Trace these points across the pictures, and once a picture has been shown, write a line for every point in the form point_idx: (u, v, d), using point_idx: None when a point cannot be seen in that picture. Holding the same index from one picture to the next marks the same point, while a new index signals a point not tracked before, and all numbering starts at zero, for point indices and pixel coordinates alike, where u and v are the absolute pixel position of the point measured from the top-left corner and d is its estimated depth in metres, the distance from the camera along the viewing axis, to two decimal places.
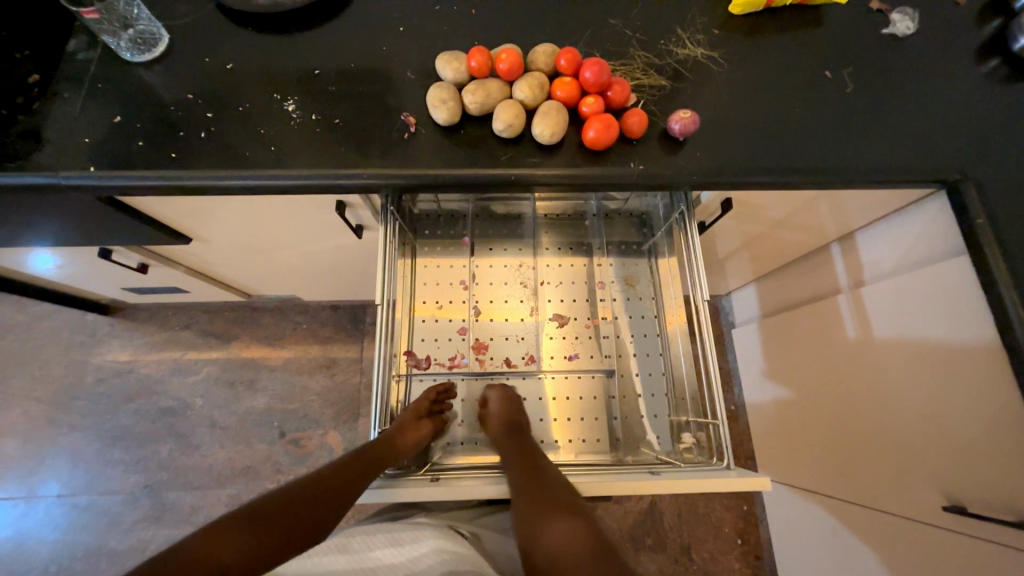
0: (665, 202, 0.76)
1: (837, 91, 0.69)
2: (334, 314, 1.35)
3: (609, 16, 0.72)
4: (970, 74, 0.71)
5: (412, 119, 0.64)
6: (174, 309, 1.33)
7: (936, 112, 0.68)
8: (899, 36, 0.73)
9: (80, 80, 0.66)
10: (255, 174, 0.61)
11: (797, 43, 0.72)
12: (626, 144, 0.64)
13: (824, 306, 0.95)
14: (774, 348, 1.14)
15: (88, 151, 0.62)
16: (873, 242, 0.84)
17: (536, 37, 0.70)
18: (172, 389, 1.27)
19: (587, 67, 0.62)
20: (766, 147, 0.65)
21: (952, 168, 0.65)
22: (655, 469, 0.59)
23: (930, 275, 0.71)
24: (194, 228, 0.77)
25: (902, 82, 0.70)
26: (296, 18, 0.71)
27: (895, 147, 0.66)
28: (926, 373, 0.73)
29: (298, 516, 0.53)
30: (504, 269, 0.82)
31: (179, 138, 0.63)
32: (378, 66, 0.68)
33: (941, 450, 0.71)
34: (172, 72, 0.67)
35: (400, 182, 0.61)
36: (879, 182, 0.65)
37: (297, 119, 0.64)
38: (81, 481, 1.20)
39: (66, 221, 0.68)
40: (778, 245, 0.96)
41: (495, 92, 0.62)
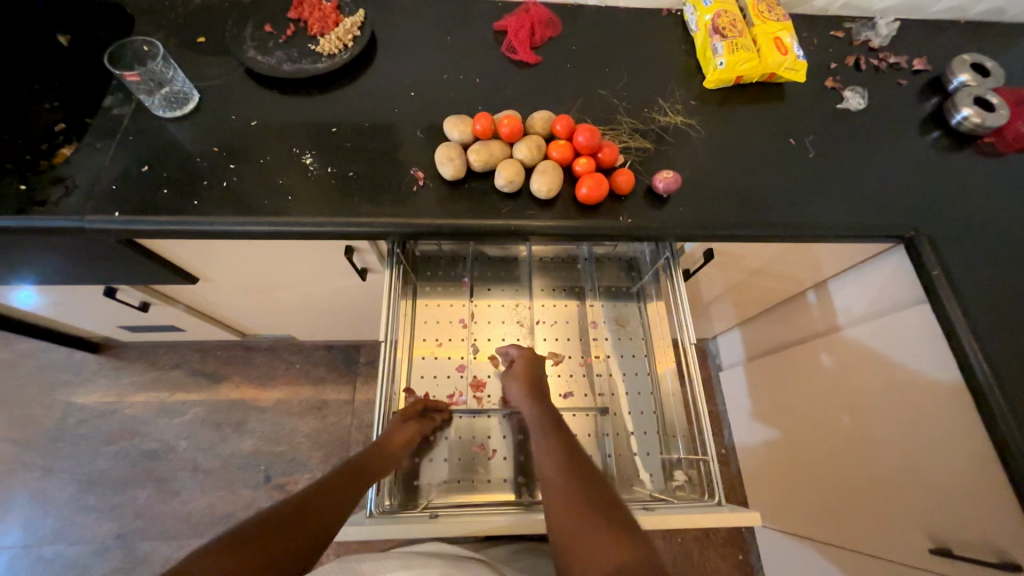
0: (651, 250, 0.82)
1: (801, 156, 0.78)
2: (328, 354, 1.35)
3: (599, 88, 0.81)
4: (916, 143, 0.80)
5: (420, 173, 0.70)
6: (166, 348, 1.32)
7: (890, 176, 0.77)
8: (852, 110, 0.83)
9: (111, 132, 0.71)
10: (274, 219, 0.65)
11: (764, 113, 0.81)
12: (615, 200, 0.71)
13: (804, 347, 1.00)
14: (760, 390, 1.17)
15: (115, 196, 0.66)
16: (843, 289, 0.91)
17: (533, 104, 0.79)
18: (157, 430, 1.24)
19: (580, 132, 0.69)
20: (742, 203, 0.72)
21: (907, 224, 0.73)
22: (649, 506, 0.61)
23: (896, 319, 0.77)
24: (204, 268, 0.80)
25: (858, 149, 0.79)
26: (317, 82, 0.78)
27: (855, 205, 0.74)
28: (902, 415, 0.77)
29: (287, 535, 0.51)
30: (500, 308, 0.85)
31: (202, 186, 0.67)
32: (391, 125, 0.75)
33: (924, 490, 0.74)
34: (200, 127, 0.72)
35: (408, 229, 0.66)
36: (844, 235, 0.72)
37: (314, 171, 0.70)
38: (49, 530, 1.14)
39: (82, 259, 0.71)
40: (758, 292, 1.02)
41: (497, 151, 0.68)
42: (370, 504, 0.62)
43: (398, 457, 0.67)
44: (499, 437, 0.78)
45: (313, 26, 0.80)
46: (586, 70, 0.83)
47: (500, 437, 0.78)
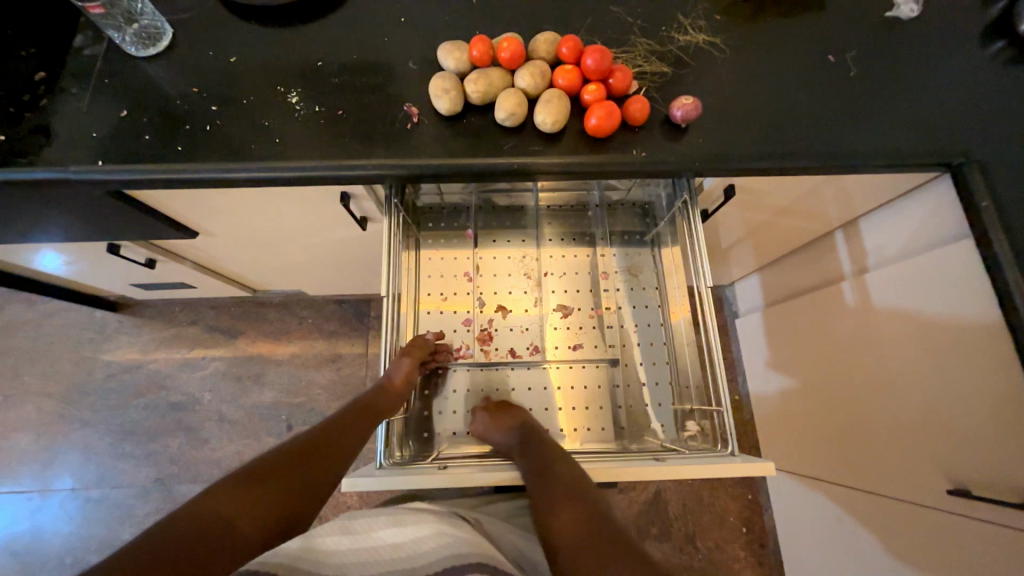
0: (667, 192, 0.76)
1: (840, 75, 0.69)
2: (338, 308, 1.36)
3: (611, 4, 0.72)
4: (975, 56, 0.70)
5: (414, 109, 0.65)
6: (181, 305, 1.34)
7: (942, 96, 0.68)
8: (902, 19, 0.72)
9: (86, 75, 0.67)
10: (261, 166, 0.61)
11: (799, 28, 0.71)
12: (628, 131, 0.64)
13: (827, 293, 0.95)
14: (778, 339, 1.14)
15: (97, 145, 0.62)
16: (877, 230, 0.84)
17: (537, 26, 0.70)
18: (182, 384, 1.29)
19: (588, 55, 0.62)
20: (770, 132, 0.65)
21: (958, 150, 0.65)
22: (660, 456, 0.60)
23: (935, 258, 0.71)
24: (202, 222, 0.78)
25: (907, 66, 0.70)
26: (298, 11, 0.71)
27: (898, 131, 0.66)
28: (929, 355, 0.73)
29: (276, 481, 0.52)
30: (507, 260, 0.82)
31: (184, 132, 0.63)
32: (380, 58, 0.68)
33: (945, 428, 0.71)
34: (177, 67, 0.67)
35: (402, 172, 0.62)
36: (882, 165, 0.65)
37: (301, 111, 0.65)
38: (94, 475, 1.22)
39: (74, 215, 0.69)
40: (782, 234, 0.96)
41: (497, 80, 0.62)
42: (381, 455, 0.61)
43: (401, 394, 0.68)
44: (510, 389, 0.78)
45: None
46: None
47: (512, 390, 0.78)
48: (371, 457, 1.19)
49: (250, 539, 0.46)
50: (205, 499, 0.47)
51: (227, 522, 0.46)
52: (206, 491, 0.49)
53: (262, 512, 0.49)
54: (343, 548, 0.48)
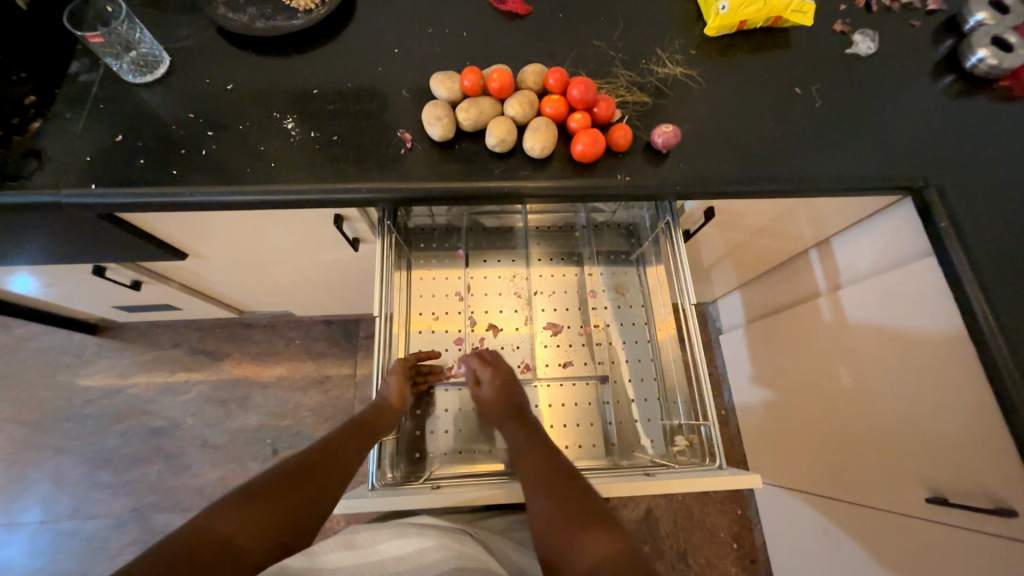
0: (651, 214, 0.79)
1: (807, 106, 0.74)
2: (327, 329, 1.35)
3: (594, 39, 0.76)
4: (928, 90, 0.77)
5: (408, 135, 0.67)
6: (164, 328, 1.31)
7: (900, 126, 0.74)
8: (861, 55, 0.78)
9: (81, 101, 0.68)
10: (257, 189, 0.62)
11: (768, 62, 0.77)
12: (612, 156, 0.68)
13: (805, 309, 0.99)
14: (761, 354, 1.17)
15: (90, 169, 0.63)
16: (847, 248, 0.89)
17: (525, 58, 0.74)
18: (163, 409, 1.25)
19: (574, 86, 0.65)
20: (745, 157, 0.69)
21: (917, 175, 0.70)
22: (650, 471, 0.61)
23: (902, 275, 0.75)
24: (192, 243, 0.78)
25: (868, 98, 0.75)
26: (295, 41, 0.73)
27: (862, 157, 0.71)
28: (901, 367, 0.77)
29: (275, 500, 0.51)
30: (497, 279, 0.84)
31: (180, 156, 0.64)
32: (375, 86, 0.71)
33: (921, 437, 0.74)
34: (173, 93, 0.68)
35: (395, 195, 0.64)
36: (849, 189, 0.70)
37: (296, 137, 0.66)
38: (66, 506, 1.17)
39: (64, 237, 0.68)
40: (760, 252, 1.00)
41: (487, 109, 0.65)
42: (373, 476, 0.60)
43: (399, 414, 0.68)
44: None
45: None
46: (579, 19, 0.78)
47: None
48: (359, 481, 1.16)
49: (251, 559, 0.46)
50: (204, 519, 0.47)
51: (227, 544, 0.46)
52: (203, 510, 0.48)
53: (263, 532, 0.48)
54: (346, 563, 0.49)
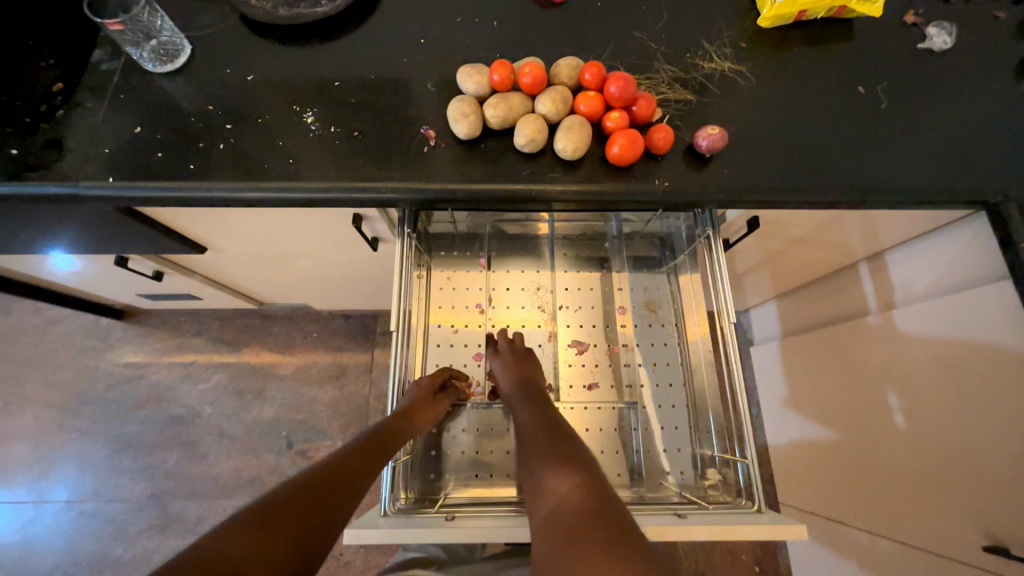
0: (689, 224, 0.73)
1: (871, 108, 0.67)
2: (345, 323, 1.34)
3: (634, 30, 0.70)
4: (1010, 92, 0.69)
5: (432, 132, 0.63)
6: (186, 316, 1.33)
7: (977, 131, 0.66)
8: (935, 51, 0.70)
9: (101, 90, 0.66)
10: (273, 187, 0.60)
11: (828, 57, 0.69)
12: (650, 160, 0.62)
13: (851, 328, 0.92)
14: (797, 373, 1.10)
15: (108, 161, 0.61)
16: (905, 265, 0.81)
17: (558, 50, 0.69)
18: (183, 396, 1.27)
19: (612, 82, 0.60)
20: (798, 165, 0.63)
21: (995, 187, 0.63)
22: (681, 511, 0.56)
23: (970, 299, 0.68)
24: (211, 238, 0.77)
25: (941, 99, 0.68)
26: (317, 30, 0.70)
27: (931, 167, 0.64)
28: (959, 398, 0.70)
29: (291, 519, 0.48)
30: (520, 291, 0.80)
31: (198, 150, 0.62)
32: (399, 78, 0.67)
33: (978, 477, 0.67)
34: (193, 83, 0.66)
35: (418, 197, 0.61)
36: (914, 203, 0.63)
37: (316, 131, 0.63)
38: (89, 487, 1.20)
39: (84, 229, 0.68)
40: (802, 264, 0.93)
41: (517, 106, 0.60)
42: (385, 502, 0.57)
43: (422, 427, 0.65)
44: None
45: None
46: (619, 8, 0.72)
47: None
48: None
49: None
50: (218, 538, 0.44)
51: (238, 565, 0.42)
52: (219, 525, 0.46)
53: (276, 555, 0.45)
54: None
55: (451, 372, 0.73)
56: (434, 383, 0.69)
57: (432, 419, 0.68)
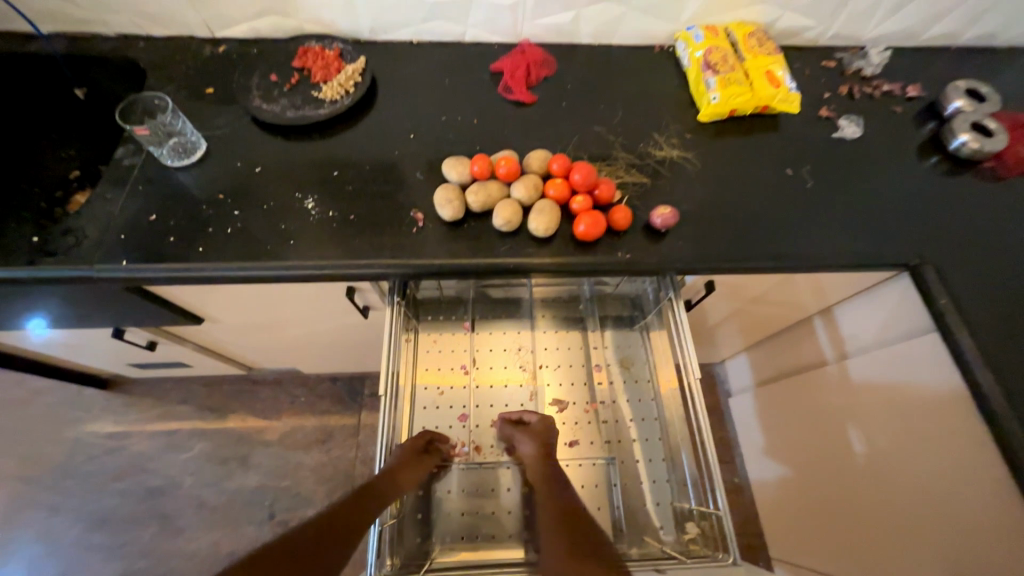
0: (654, 287, 0.80)
1: (799, 187, 0.78)
2: (332, 385, 1.35)
3: (595, 125, 0.82)
4: (915, 171, 0.81)
5: (420, 215, 0.71)
6: (172, 383, 1.32)
7: (891, 205, 0.77)
8: (847, 139, 0.83)
9: (121, 182, 0.73)
10: (278, 266, 0.66)
11: (759, 145, 0.82)
12: (613, 235, 0.71)
13: (813, 377, 0.98)
14: (772, 421, 1.14)
15: (124, 245, 0.67)
16: (850, 319, 0.89)
17: (531, 142, 0.80)
18: (163, 467, 1.24)
19: (576, 172, 0.70)
20: (742, 236, 0.72)
21: (912, 253, 0.73)
22: (661, 566, 0.59)
23: (904, 349, 0.76)
24: (210, 310, 0.82)
25: (858, 178, 0.79)
26: (319, 128, 0.80)
27: (856, 236, 0.74)
28: (916, 445, 0.75)
29: None
30: (503, 352, 0.84)
31: (207, 234, 0.69)
32: (392, 168, 0.76)
33: (946, 524, 0.71)
34: (207, 174, 0.74)
35: (408, 272, 0.68)
36: (846, 266, 0.72)
37: (316, 216, 0.71)
38: (55, 571, 1.13)
39: (93, 305, 0.72)
40: (764, 319, 1.01)
41: (495, 192, 0.69)
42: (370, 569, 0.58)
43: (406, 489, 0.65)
44: (504, 489, 0.76)
45: (315, 73, 0.82)
46: (581, 107, 0.84)
47: (506, 490, 0.77)
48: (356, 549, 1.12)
49: None
50: None
51: None
52: None
53: None
54: None
55: (433, 433, 0.73)
56: (418, 444, 0.70)
57: (417, 480, 0.67)
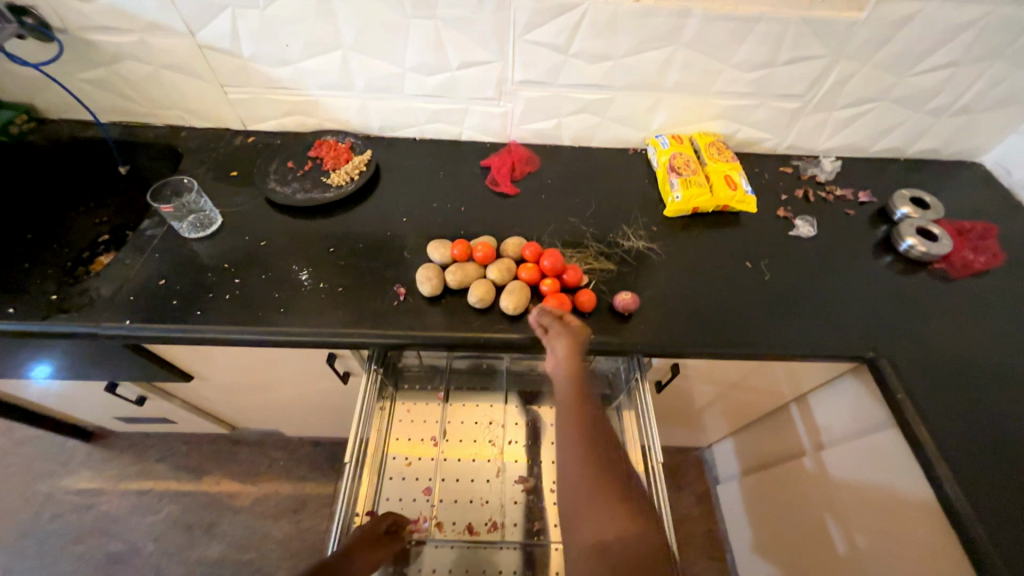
0: (623, 367, 0.84)
1: (758, 279, 0.83)
2: (313, 450, 1.34)
3: (570, 216, 0.91)
4: (869, 268, 0.87)
5: (402, 290, 0.78)
6: (154, 440, 1.33)
7: (846, 299, 0.82)
8: (803, 236, 0.90)
9: (140, 249, 0.81)
10: (266, 332, 0.72)
11: (719, 239, 0.89)
12: (579, 315, 0.76)
13: (793, 468, 0.96)
14: (759, 513, 1.10)
15: (131, 306, 0.74)
16: (824, 408, 0.88)
17: (510, 229, 0.88)
18: (127, 530, 1.20)
19: (546, 257, 0.77)
20: (702, 322, 0.77)
21: (867, 345, 0.76)
22: None
23: (878, 442, 0.76)
24: (200, 368, 0.86)
25: (814, 273, 0.85)
26: (322, 208, 0.90)
27: (812, 328, 0.78)
28: (896, 550, 0.74)
29: None
30: (474, 424, 0.86)
31: (207, 298, 0.75)
32: (383, 246, 0.85)
33: None
34: (217, 245, 0.83)
35: (386, 342, 0.72)
36: (804, 355, 0.75)
37: (307, 286, 0.78)
38: None
39: (90, 359, 0.77)
40: (740, 404, 1.02)
41: (471, 272, 0.76)
42: None
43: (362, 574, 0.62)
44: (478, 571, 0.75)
45: (327, 162, 0.94)
46: (559, 199, 0.94)
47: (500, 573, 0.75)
48: None
49: None
50: None
51: None
52: None
53: None
54: None
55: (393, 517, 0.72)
56: (377, 526, 0.68)
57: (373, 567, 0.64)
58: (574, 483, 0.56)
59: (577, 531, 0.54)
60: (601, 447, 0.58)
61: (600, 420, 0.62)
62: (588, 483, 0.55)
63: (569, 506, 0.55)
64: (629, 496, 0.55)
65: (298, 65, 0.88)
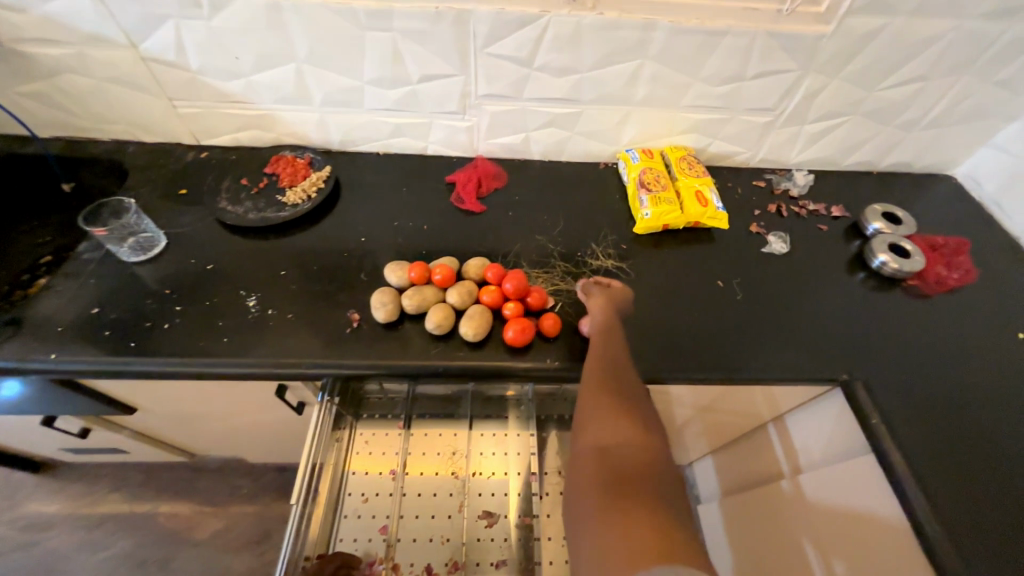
0: None
1: (729, 298, 0.81)
2: (279, 476, 1.28)
3: (537, 234, 0.88)
4: (842, 286, 0.85)
5: (356, 316, 0.73)
6: (108, 468, 1.25)
7: (819, 319, 0.80)
8: (776, 253, 0.88)
9: (74, 275, 0.76)
10: (205, 365, 0.67)
11: (690, 257, 0.86)
12: (543, 341, 0.72)
13: (772, 491, 0.92)
14: (738, 535, 1.06)
15: (58, 338, 0.69)
16: (801, 428, 0.85)
17: (474, 249, 0.85)
18: (75, 568, 1.13)
19: (508, 279, 0.73)
20: (671, 345, 0.74)
21: (839, 368, 0.74)
22: None
23: (850, 468, 0.73)
24: (143, 399, 0.81)
25: (787, 291, 0.83)
26: (276, 228, 0.85)
27: (784, 350, 0.75)
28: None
29: None
30: (437, 455, 0.81)
31: (143, 328, 0.70)
32: (339, 268, 0.80)
33: None
34: (159, 269, 0.78)
35: (337, 373, 0.68)
36: (776, 380, 0.72)
37: (254, 313, 0.73)
38: None
39: (15, 395, 0.71)
40: (717, 424, 0.99)
41: (429, 296, 0.72)
42: None
43: None
44: None
45: (283, 179, 0.90)
46: (526, 216, 0.90)
47: None
48: None
49: None
50: None
51: None
52: None
53: None
54: None
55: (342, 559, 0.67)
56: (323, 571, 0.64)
57: None
58: (590, 397, 0.57)
59: (583, 435, 0.54)
60: (618, 376, 0.59)
61: (623, 353, 0.62)
62: (602, 399, 0.56)
63: (579, 413, 0.57)
64: (643, 420, 0.54)
65: (250, 78, 0.84)
